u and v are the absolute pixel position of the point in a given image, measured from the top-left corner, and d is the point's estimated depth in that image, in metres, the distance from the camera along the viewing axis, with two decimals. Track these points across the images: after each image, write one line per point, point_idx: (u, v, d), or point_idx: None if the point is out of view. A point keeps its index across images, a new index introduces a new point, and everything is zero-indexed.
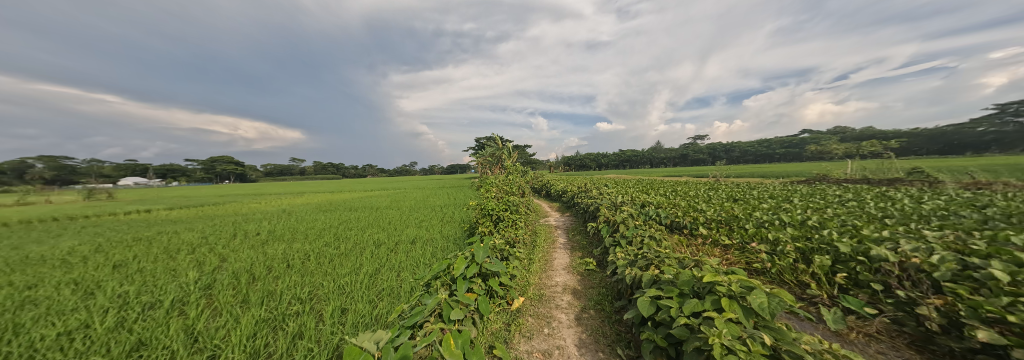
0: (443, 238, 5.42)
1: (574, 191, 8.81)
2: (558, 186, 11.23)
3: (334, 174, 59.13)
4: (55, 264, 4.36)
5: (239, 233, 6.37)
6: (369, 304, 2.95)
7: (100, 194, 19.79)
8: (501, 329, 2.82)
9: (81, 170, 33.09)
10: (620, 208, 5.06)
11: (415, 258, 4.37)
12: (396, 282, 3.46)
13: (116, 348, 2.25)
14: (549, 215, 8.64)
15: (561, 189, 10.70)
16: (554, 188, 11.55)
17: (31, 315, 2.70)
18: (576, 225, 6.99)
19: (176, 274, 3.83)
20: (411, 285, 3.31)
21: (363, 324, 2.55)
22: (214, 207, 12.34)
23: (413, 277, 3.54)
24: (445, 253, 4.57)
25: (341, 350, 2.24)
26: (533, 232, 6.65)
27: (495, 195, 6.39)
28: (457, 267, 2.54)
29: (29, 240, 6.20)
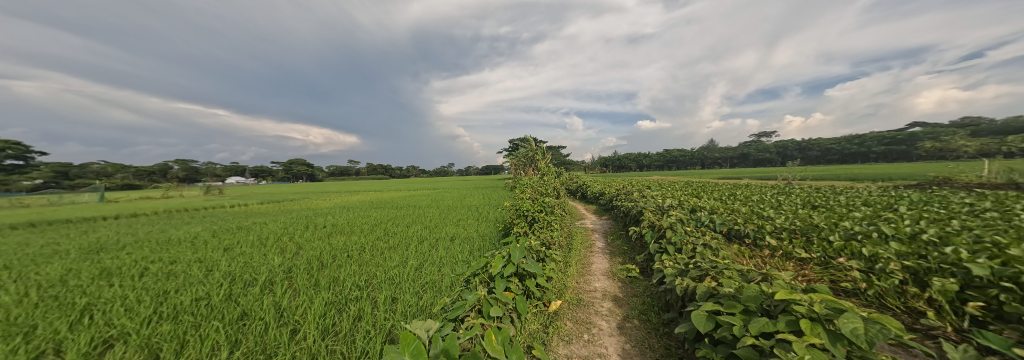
0: (478, 237, 5.58)
1: (613, 192, 8.39)
2: (595, 187, 10.82)
3: (387, 174, 64.90)
4: (186, 245, 5.54)
5: (310, 226, 7.35)
6: (415, 295, 3.17)
7: (212, 190, 24.57)
8: (539, 331, 2.81)
9: (202, 171, 41.33)
10: (667, 212, 4.67)
11: (453, 255, 4.57)
12: (438, 277, 3.67)
13: (228, 315, 2.77)
14: (586, 218, 8.34)
15: (599, 190, 10.28)
16: (590, 190, 11.17)
17: (175, 285, 3.48)
18: (616, 229, 6.63)
19: (267, 258, 4.58)
20: (451, 281, 3.48)
21: (411, 313, 2.76)
22: (290, 203, 14.48)
23: (453, 273, 3.71)
24: (482, 251, 4.70)
25: (393, 335, 2.45)
26: (568, 235, 6.48)
27: (529, 195, 6.37)
28: (495, 265, 2.60)
29: (168, 226, 7.96)
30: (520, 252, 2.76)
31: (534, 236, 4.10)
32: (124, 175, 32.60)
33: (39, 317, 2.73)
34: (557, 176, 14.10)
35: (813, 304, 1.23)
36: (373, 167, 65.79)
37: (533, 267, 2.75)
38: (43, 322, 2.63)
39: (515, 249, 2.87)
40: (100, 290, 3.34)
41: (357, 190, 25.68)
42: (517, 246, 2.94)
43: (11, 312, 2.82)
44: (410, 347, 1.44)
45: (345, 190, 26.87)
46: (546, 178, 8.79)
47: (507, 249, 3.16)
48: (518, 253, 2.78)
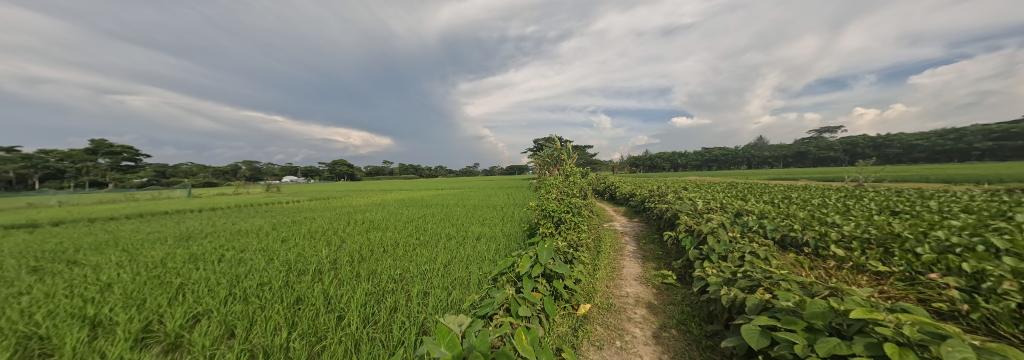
0: (504, 237, 5.60)
1: (645, 193, 7.97)
2: (625, 188, 10.33)
3: (420, 174, 67.99)
4: (250, 236, 6.29)
5: (350, 222, 7.94)
6: (445, 290, 3.29)
7: (272, 187, 27.68)
8: (568, 334, 2.76)
9: (263, 170, 46.57)
10: (707, 215, 4.32)
11: (480, 253, 4.64)
12: (466, 274, 3.76)
13: (286, 299, 3.10)
14: (616, 220, 8.01)
15: (629, 190, 9.81)
16: (618, 191, 10.68)
17: (244, 270, 3.98)
18: (649, 233, 6.28)
19: (316, 250, 5.05)
20: (479, 278, 3.55)
21: (441, 307, 2.85)
22: (334, 200, 15.84)
23: (480, 271, 3.78)
24: (509, 251, 4.71)
25: (426, 327, 2.56)
26: (597, 238, 6.27)
27: (555, 195, 6.25)
28: (522, 265, 2.58)
29: (237, 218, 9.14)
30: (547, 253, 2.72)
31: (562, 237, 4.01)
32: (205, 174, 37.88)
33: (146, 292, 3.27)
34: (584, 176, 13.71)
35: (900, 327, 1.06)
36: (407, 167, 69.39)
37: (561, 269, 2.70)
38: (148, 297, 3.14)
39: (542, 249, 2.83)
40: (188, 273, 3.91)
41: (392, 189, 27.32)
42: (545, 246, 2.89)
43: (126, 287, 3.42)
44: (444, 341, 1.49)
45: (382, 188, 28.71)
46: (573, 178, 8.55)
47: (534, 249, 3.13)
48: (546, 254, 2.73)
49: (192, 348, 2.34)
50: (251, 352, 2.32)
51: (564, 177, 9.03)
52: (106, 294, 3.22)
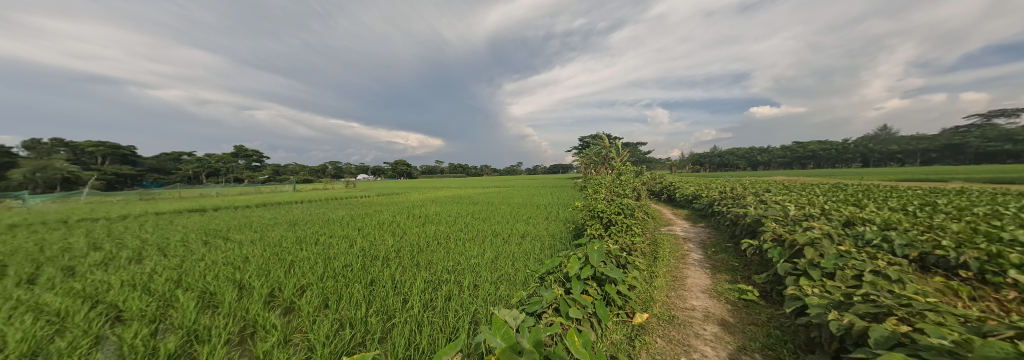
0: (549, 237, 5.50)
1: (712, 194, 6.98)
2: (687, 188, 9.22)
3: (473, 173, 71.51)
4: (332, 224, 7.42)
5: (409, 215, 8.76)
6: (493, 285, 3.38)
7: (350, 183, 32.26)
8: (623, 342, 2.59)
9: (345, 169, 54.38)
10: (801, 222, 3.58)
11: (525, 251, 4.65)
12: (512, 270, 3.81)
13: (363, 279, 3.59)
14: (676, 224, 7.20)
15: (692, 191, 8.72)
16: (678, 191, 9.60)
17: (334, 252, 4.73)
18: (719, 240, 5.49)
19: (383, 238, 5.72)
20: (525, 276, 3.56)
21: (491, 301, 2.95)
22: (396, 195, 17.68)
23: (527, 268, 3.79)
24: (556, 251, 4.60)
25: (478, 318, 2.68)
26: (653, 243, 5.71)
27: (605, 194, 5.86)
28: (571, 266, 2.52)
29: (325, 209, 10.91)
30: (598, 255, 2.60)
31: (614, 240, 3.75)
32: (304, 172, 45.94)
33: (271, 265, 4.14)
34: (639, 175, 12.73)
35: None
36: (461, 167, 73.63)
37: (615, 273, 2.55)
38: (272, 269, 3.95)
39: (592, 252, 2.71)
40: (295, 252, 4.81)
41: (446, 186, 29.36)
42: (596, 248, 2.77)
43: (258, 259, 4.36)
44: (500, 332, 1.55)
45: (437, 185, 31.04)
46: (625, 177, 7.95)
47: (583, 250, 3.01)
48: (596, 256, 2.62)
49: (300, 312, 2.87)
50: (340, 321, 2.73)
51: (615, 175, 8.46)
52: (246, 265, 4.16)
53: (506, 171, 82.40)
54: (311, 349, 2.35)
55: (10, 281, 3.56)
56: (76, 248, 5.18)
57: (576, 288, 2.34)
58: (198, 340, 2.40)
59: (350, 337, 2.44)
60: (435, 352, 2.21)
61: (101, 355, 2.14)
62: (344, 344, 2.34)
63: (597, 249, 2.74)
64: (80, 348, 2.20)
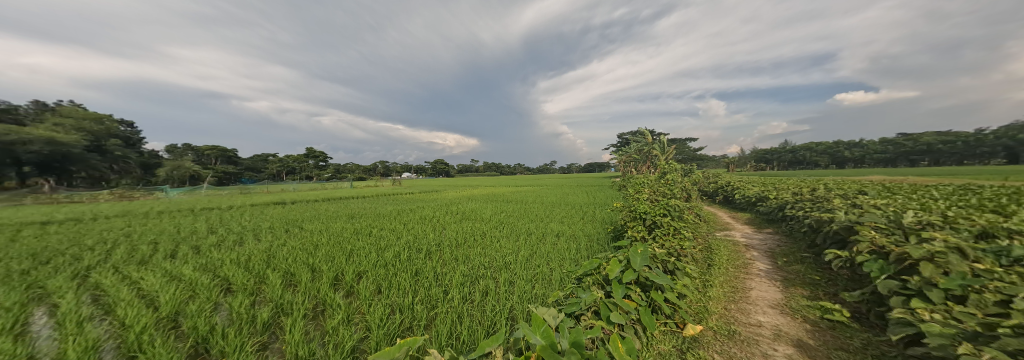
0: (586, 237, 5.12)
1: (782, 196, 5.93)
2: (748, 188, 8.04)
3: (507, 172, 72.09)
4: (378, 218, 7.82)
5: (448, 211, 8.93)
6: (528, 282, 3.16)
7: (392, 181, 33.88)
8: (673, 354, 2.18)
9: (388, 168, 58.00)
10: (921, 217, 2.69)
11: (562, 251, 4.37)
12: (547, 269, 3.56)
13: (407, 270, 3.63)
14: (734, 230, 6.27)
15: (756, 190, 7.54)
16: (738, 192, 8.40)
17: (386, 243, 4.92)
18: (792, 251, 4.63)
19: (423, 232, 5.83)
20: (562, 276, 3.27)
21: (529, 298, 2.75)
22: (435, 193, 18.28)
23: (564, 268, 3.50)
24: (593, 252, 4.20)
25: (514, 315, 2.49)
26: (706, 251, 4.98)
27: (648, 192, 5.21)
28: (611, 269, 2.09)
29: (373, 204, 11.61)
30: (643, 258, 2.13)
31: (661, 243, 3.17)
32: (353, 171, 49.84)
33: (332, 252, 4.42)
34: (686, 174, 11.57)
35: None
36: (494, 165, 74.25)
37: (664, 279, 2.04)
38: (329, 256, 4.21)
39: (635, 254, 2.23)
40: (347, 241, 5.08)
41: (483, 184, 29.71)
42: (641, 250, 2.28)
43: (325, 246, 4.69)
44: (539, 330, 1.32)
45: (473, 184, 31.56)
46: (673, 174, 7.14)
47: (624, 251, 2.54)
48: (640, 259, 2.14)
49: (357, 295, 3.03)
50: (393, 306, 2.76)
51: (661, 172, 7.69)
52: (316, 250, 4.49)
53: (540, 169, 81.47)
54: (367, 331, 2.40)
55: (160, 255, 4.13)
56: (183, 230, 6.11)
57: (618, 291, 1.94)
58: (284, 312, 2.76)
59: (400, 322, 2.44)
60: (474, 345, 2.07)
61: (221, 318, 2.67)
62: (394, 327, 2.33)
63: (643, 250, 2.25)
64: (201, 309, 2.71)
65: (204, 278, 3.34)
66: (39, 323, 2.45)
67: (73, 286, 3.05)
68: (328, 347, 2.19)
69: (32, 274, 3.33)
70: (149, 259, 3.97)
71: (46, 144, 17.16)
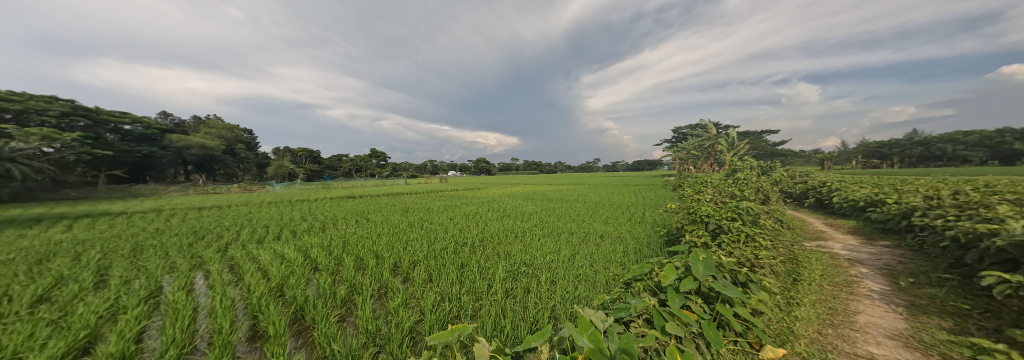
0: (635, 241, 4.76)
1: (905, 199, 4.39)
2: (853, 189, 6.27)
3: (552, 171, 71.34)
4: (427, 213, 8.45)
5: (491, 208, 9.22)
6: (571, 283, 3.09)
7: (441, 180, 36.03)
8: None
9: (441, 167, 62.04)
10: None
11: (607, 253, 4.16)
12: (592, 271, 3.44)
13: (454, 262, 3.88)
14: (831, 243, 4.88)
15: (865, 193, 5.80)
16: (838, 194, 6.60)
17: (434, 236, 5.28)
18: (922, 270, 3.33)
19: (468, 228, 6.11)
20: (607, 279, 3.12)
21: (572, 299, 2.70)
22: (481, 190, 19.03)
23: (609, 271, 3.35)
24: (643, 257, 3.87)
25: (557, 314, 2.46)
26: (790, 264, 3.95)
27: (714, 192, 4.45)
28: (666, 275, 1.77)
29: (424, 199, 12.59)
30: (708, 267, 1.76)
31: (728, 251, 2.61)
32: (410, 169, 54.49)
33: (390, 241, 4.92)
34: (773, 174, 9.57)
35: None
36: (538, 163, 73.89)
37: (735, 292, 1.61)
38: (389, 245, 4.70)
39: (696, 262, 1.85)
40: (403, 233, 5.62)
41: (526, 182, 29.82)
42: (703, 257, 1.89)
43: (385, 237, 5.22)
44: (587, 331, 1.15)
45: (516, 182, 31.88)
46: (743, 170, 5.98)
47: (682, 258, 2.17)
48: (704, 268, 1.77)
49: (412, 282, 3.33)
50: (442, 295, 2.97)
51: (727, 169, 6.58)
52: (378, 240, 5.05)
53: (586, 167, 78.58)
54: (422, 315, 2.62)
55: (267, 236, 5.12)
56: (282, 216, 7.50)
57: (675, 300, 1.62)
58: (356, 291, 3.18)
59: (449, 310, 2.62)
60: (518, 339, 2.11)
61: (311, 291, 3.19)
62: (445, 314, 2.52)
63: (707, 258, 1.86)
64: (297, 282, 3.27)
65: (298, 257, 4.04)
66: (197, 283, 3.26)
67: (216, 256, 3.98)
68: (390, 325, 2.46)
69: (193, 246, 4.45)
70: (261, 240, 4.93)
71: (201, 149, 23.14)
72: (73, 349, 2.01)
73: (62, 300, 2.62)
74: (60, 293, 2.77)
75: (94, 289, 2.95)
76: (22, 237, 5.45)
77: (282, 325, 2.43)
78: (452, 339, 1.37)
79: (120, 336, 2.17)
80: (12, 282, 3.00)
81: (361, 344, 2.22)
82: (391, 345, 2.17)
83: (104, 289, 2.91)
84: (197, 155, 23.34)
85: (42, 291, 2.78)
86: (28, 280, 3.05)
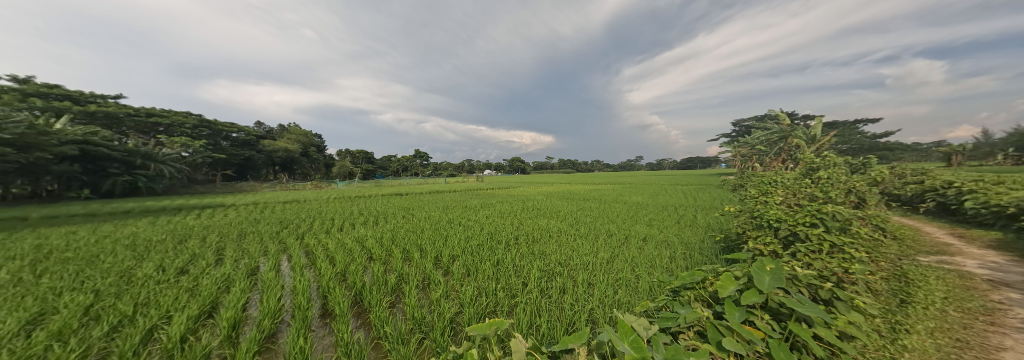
0: (684, 247, 4.50)
1: None
2: (997, 190, 4.59)
3: (590, 170, 69.33)
4: (466, 210, 8.86)
5: (529, 207, 9.32)
6: (609, 286, 3.11)
7: (477, 179, 36.66)
8: None
9: (478, 166, 63.55)
10: None
11: (650, 257, 4.06)
12: (632, 276, 3.40)
13: (492, 259, 4.06)
14: (959, 259, 3.52)
15: (1018, 196, 4.13)
16: (969, 197, 4.87)
17: (473, 233, 5.54)
18: None
19: (505, 226, 6.29)
20: (650, 286, 3.06)
21: (611, 303, 2.71)
22: (520, 189, 19.24)
23: (652, 277, 3.27)
24: (693, 264, 3.68)
25: (595, 318, 2.50)
26: (895, 280, 2.86)
27: (788, 185, 3.52)
28: (721, 286, 1.45)
29: (464, 197, 13.14)
30: (777, 280, 1.29)
31: (807, 265, 1.96)
32: (450, 168, 56.65)
33: (433, 236, 5.30)
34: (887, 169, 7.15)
35: None
36: (572, 163, 72.03)
37: (816, 311, 1.12)
38: (432, 239, 5.06)
39: (761, 274, 1.38)
40: (444, 229, 5.99)
41: (563, 181, 29.49)
42: (771, 267, 1.40)
43: (428, 232, 5.63)
44: (629, 337, 1.14)
45: (554, 181, 31.79)
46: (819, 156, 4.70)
47: (743, 267, 1.81)
48: (772, 280, 1.30)
49: (452, 275, 3.59)
50: (480, 289, 3.17)
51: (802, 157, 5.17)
52: (422, 234, 5.45)
53: (624, 166, 74.60)
54: (460, 308, 2.82)
55: (332, 227, 5.86)
56: (344, 210, 8.48)
57: (734, 313, 1.26)
58: (404, 280, 3.51)
59: (486, 304, 2.80)
60: (554, 339, 2.20)
61: (367, 278, 3.58)
62: (482, 308, 2.71)
63: (777, 268, 1.37)
64: (355, 269, 3.68)
65: (356, 246, 4.57)
66: (282, 266, 3.89)
67: (295, 242, 4.68)
68: (433, 314, 2.68)
69: (278, 233, 5.31)
70: (328, 230, 5.66)
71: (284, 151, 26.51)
72: (203, 311, 2.58)
73: (195, 272, 3.37)
74: (193, 267, 3.56)
75: (214, 265, 3.73)
76: (169, 221, 7.05)
77: (346, 307, 2.78)
78: (490, 332, 1.40)
79: (230, 304, 2.69)
80: (164, 256, 3.94)
81: (410, 329, 2.47)
82: (433, 332, 2.36)
83: (221, 265, 3.67)
84: (282, 156, 26.76)
85: (182, 265, 3.61)
86: (174, 256, 3.96)
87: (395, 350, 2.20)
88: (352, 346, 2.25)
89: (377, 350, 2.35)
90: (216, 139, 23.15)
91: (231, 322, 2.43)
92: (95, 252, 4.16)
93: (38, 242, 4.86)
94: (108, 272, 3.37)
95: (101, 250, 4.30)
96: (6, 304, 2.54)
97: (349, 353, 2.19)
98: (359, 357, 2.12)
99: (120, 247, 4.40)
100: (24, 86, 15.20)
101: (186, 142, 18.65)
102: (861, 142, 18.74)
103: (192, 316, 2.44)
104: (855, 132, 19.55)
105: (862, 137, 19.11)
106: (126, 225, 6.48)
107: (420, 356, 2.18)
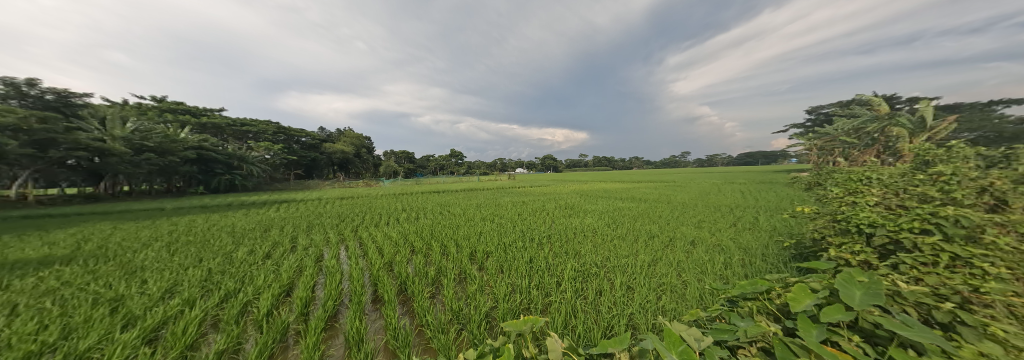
0: (744, 253, 3.98)
1: None
2: None
3: (627, 169, 66.15)
4: (497, 208, 8.93)
5: (560, 206, 9.06)
6: (651, 292, 2.88)
7: (510, 177, 36.85)
8: None
9: (513, 165, 63.98)
10: None
11: (699, 262, 3.69)
12: (679, 281, 3.12)
13: (523, 258, 4.03)
14: None
15: None
16: None
17: (506, 231, 5.57)
18: None
19: (537, 224, 6.22)
20: (700, 293, 2.77)
21: (655, 310, 2.50)
22: (551, 187, 18.93)
23: (703, 284, 2.95)
24: (753, 272, 3.24)
25: (636, 324, 2.34)
26: None
27: (887, 183, 2.89)
28: (794, 298, 1.24)
29: (495, 195, 13.34)
30: (872, 295, 1.06)
31: (915, 280, 1.59)
32: (485, 168, 58.00)
33: (466, 232, 5.48)
34: None
35: None
36: (610, 160, 68.88)
37: (932, 338, 0.89)
38: (467, 235, 5.22)
39: (849, 287, 1.16)
40: (477, 225, 6.13)
41: (600, 179, 28.10)
42: (862, 280, 1.17)
43: (463, 228, 5.84)
44: (677, 347, 1.04)
45: (589, 180, 30.60)
46: (939, 146, 3.77)
47: (822, 278, 1.53)
48: (865, 295, 1.08)
49: (487, 271, 3.67)
50: (512, 286, 3.19)
51: (909, 149, 4.23)
52: (458, 230, 5.68)
53: (669, 163, 68.96)
54: (495, 303, 2.86)
55: (379, 222, 6.42)
56: (388, 206, 9.20)
57: (812, 332, 1.07)
58: (442, 273, 3.66)
59: (520, 301, 2.80)
60: (591, 341, 2.11)
61: (410, 269, 3.82)
62: (516, 305, 2.70)
63: (872, 283, 1.13)
64: (400, 260, 3.96)
65: (401, 239, 4.92)
66: (342, 255, 4.36)
67: (351, 234, 5.21)
68: (470, 307, 2.75)
69: (337, 225, 5.98)
70: (375, 224, 6.20)
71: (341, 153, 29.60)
72: (283, 289, 3.01)
73: (276, 257, 3.93)
74: (274, 252, 4.17)
75: (290, 251, 4.33)
76: (254, 213, 8.38)
77: (393, 295, 2.98)
78: (525, 329, 1.38)
79: (303, 285, 3.08)
80: (254, 242, 4.70)
81: (448, 319, 2.57)
82: (470, 324, 2.43)
83: (295, 252, 4.24)
84: (340, 157, 29.89)
85: (267, 250, 4.26)
86: (261, 242, 4.71)
87: (436, 337, 2.31)
88: (397, 331, 2.39)
89: (420, 337, 2.49)
90: (290, 143, 26.78)
91: (304, 301, 2.78)
92: (208, 237, 5.15)
93: (170, 228, 6.13)
94: (216, 253, 4.11)
95: (211, 236, 5.28)
96: (154, 275, 3.24)
97: (397, 337, 2.35)
98: (406, 341, 2.26)
99: (223, 234, 5.37)
100: (161, 105, 19.23)
101: (268, 146, 21.86)
102: (999, 128, 14.67)
103: (277, 293, 2.85)
104: (992, 116, 15.33)
105: (1003, 121, 14.93)
106: (224, 216, 7.85)
107: (458, 345, 2.26)
